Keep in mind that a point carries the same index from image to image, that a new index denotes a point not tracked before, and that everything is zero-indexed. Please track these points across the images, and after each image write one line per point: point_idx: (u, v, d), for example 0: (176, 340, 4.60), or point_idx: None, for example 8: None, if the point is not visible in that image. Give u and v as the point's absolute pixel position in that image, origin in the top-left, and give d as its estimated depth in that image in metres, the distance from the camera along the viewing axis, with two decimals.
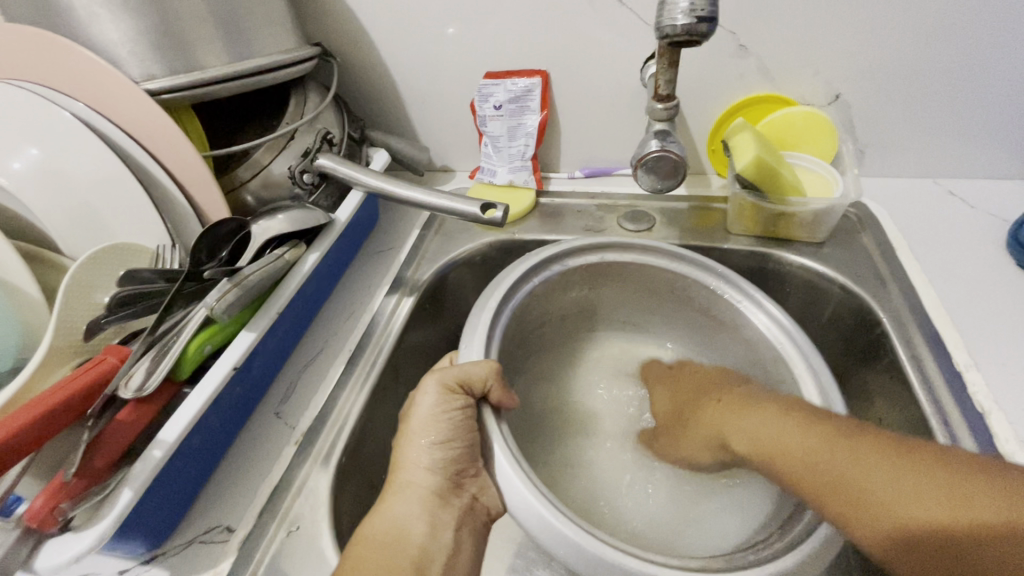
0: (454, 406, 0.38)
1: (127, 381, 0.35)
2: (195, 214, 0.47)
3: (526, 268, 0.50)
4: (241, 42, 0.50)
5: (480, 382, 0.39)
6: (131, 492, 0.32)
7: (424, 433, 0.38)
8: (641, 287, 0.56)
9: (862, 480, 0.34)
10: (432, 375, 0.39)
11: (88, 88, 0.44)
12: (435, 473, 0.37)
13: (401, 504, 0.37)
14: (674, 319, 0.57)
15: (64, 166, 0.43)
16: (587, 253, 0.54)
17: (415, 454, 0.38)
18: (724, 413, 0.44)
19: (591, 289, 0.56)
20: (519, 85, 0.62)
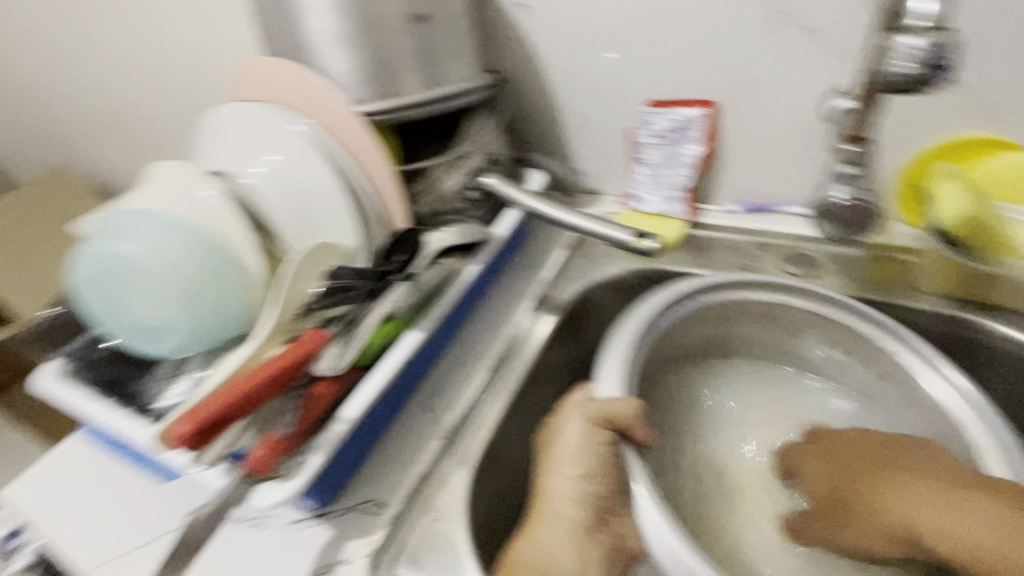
0: (599, 440, 0.41)
1: (322, 360, 0.42)
2: (382, 221, 0.53)
3: (671, 298, 0.50)
4: (434, 72, 0.57)
5: (623, 419, 0.40)
6: (321, 457, 0.38)
7: (570, 464, 0.40)
8: (786, 328, 0.53)
9: (973, 529, 0.36)
10: (576, 409, 0.42)
11: (315, 109, 0.53)
12: (582, 506, 0.38)
13: (548, 535, 0.38)
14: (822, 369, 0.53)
15: (292, 173, 0.52)
16: (727, 290, 0.53)
17: (559, 486, 0.40)
18: (886, 489, 0.41)
19: (722, 328, 0.54)
20: (683, 115, 0.62)
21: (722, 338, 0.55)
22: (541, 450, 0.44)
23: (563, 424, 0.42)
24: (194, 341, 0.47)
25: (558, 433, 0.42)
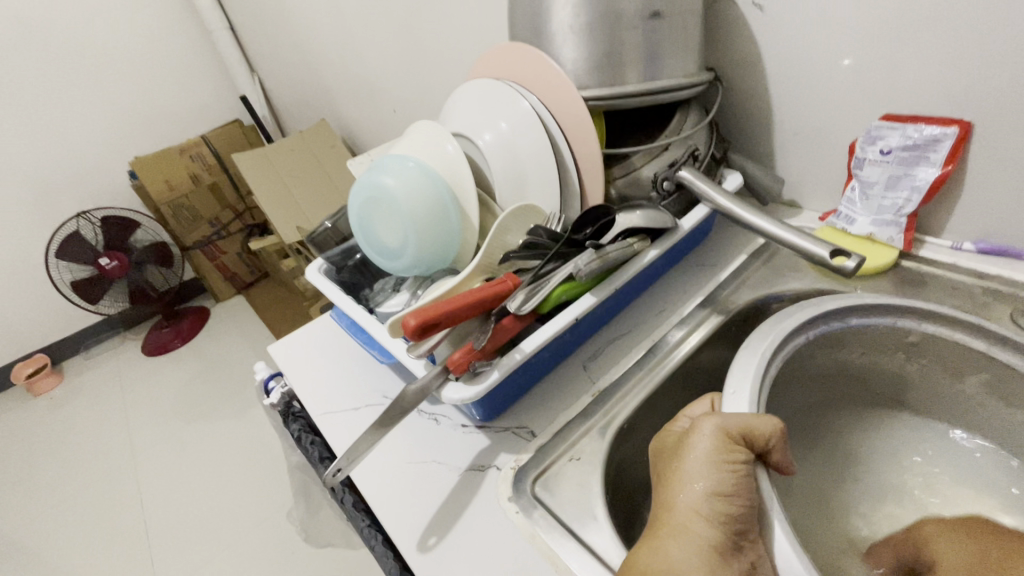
0: (734, 457, 0.35)
1: (513, 300, 0.49)
2: (580, 194, 0.60)
3: (819, 308, 0.50)
4: (656, 65, 0.60)
5: (766, 439, 0.36)
6: (498, 374, 0.46)
7: (700, 477, 0.35)
8: (949, 369, 0.50)
9: None
10: (708, 418, 0.38)
11: (545, 89, 0.60)
12: (715, 527, 0.33)
13: (672, 553, 0.32)
14: (986, 421, 0.49)
15: (515, 143, 0.61)
16: (878, 316, 0.50)
17: (685, 500, 0.34)
18: None
19: (870, 356, 0.53)
20: (926, 133, 0.55)
21: (873, 370, 0.54)
22: (661, 459, 0.39)
23: (692, 433, 0.37)
24: (415, 266, 0.59)
25: (684, 444, 0.37)
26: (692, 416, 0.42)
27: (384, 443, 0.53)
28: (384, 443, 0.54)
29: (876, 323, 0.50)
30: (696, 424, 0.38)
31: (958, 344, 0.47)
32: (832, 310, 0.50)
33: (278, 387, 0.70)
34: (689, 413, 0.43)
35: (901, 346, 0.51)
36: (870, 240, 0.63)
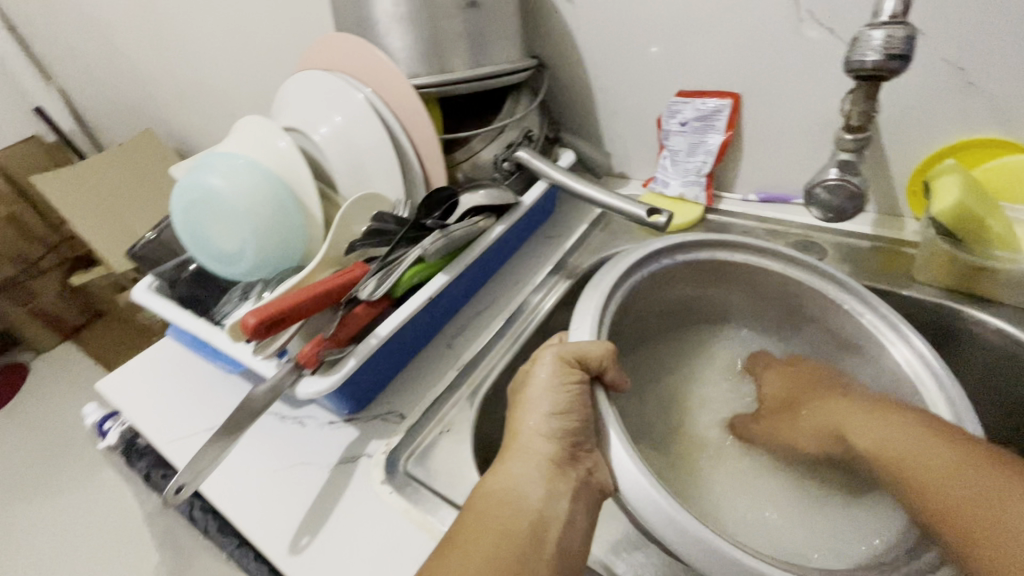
0: (569, 379, 0.41)
1: (363, 287, 0.50)
2: (423, 181, 0.61)
3: (657, 248, 0.53)
4: (480, 52, 0.63)
5: (597, 359, 0.42)
6: (354, 362, 0.47)
7: (541, 402, 0.41)
8: (755, 288, 0.57)
9: (920, 456, 0.39)
10: (549, 349, 0.43)
11: (375, 77, 0.60)
12: (552, 441, 0.39)
13: (518, 468, 0.39)
14: (787, 326, 0.58)
15: (351, 134, 0.60)
16: (700, 252, 0.55)
17: (530, 423, 0.41)
18: (830, 407, 0.49)
19: (698, 288, 0.58)
20: (709, 105, 0.66)
21: (700, 300, 0.60)
22: (515, 390, 0.45)
23: (536, 366, 0.43)
24: (258, 268, 0.56)
25: (530, 375, 0.43)
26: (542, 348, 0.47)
27: (232, 455, 0.51)
28: (236, 449, 0.51)
29: (701, 257, 0.55)
30: (540, 354, 0.44)
31: (760, 268, 0.55)
32: (669, 254, 0.54)
33: (116, 427, 0.61)
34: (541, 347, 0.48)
35: (719, 273, 0.57)
36: (683, 200, 0.73)
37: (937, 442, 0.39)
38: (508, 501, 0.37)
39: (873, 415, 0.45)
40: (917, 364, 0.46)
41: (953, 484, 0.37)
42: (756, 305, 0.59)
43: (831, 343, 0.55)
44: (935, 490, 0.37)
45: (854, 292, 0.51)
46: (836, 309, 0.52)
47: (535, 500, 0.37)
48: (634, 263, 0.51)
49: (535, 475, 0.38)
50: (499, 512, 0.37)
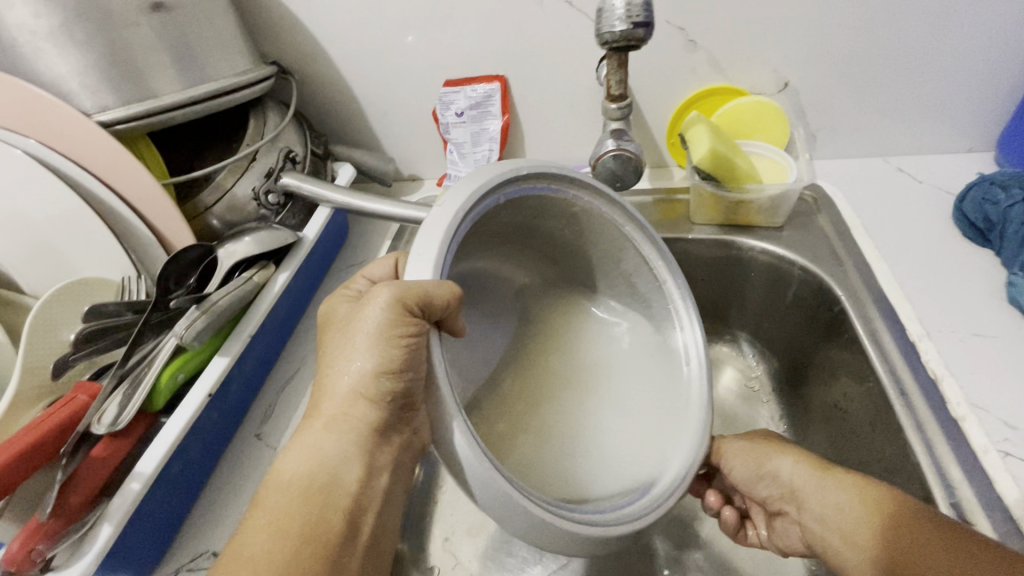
0: (403, 334, 0.32)
1: (99, 418, 0.35)
2: (159, 242, 0.46)
3: (503, 178, 0.38)
4: (195, 67, 0.48)
5: (442, 304, 0.33)
6: (111, 527, 0.33)
7: (368, 357, 0.33)
8: (589, 238, 0.48)
9: (802, 497, 0.44)
10: (386, 286, 0.33)
11: (39, 123, 0.43)
12: (378, 410, 0.34)
13: (332, 438, 0.33)
14: (615, 279, 0.50)
15: (19, 207, 0.42)
16: (558, 186, 0.42)
17: (351, 382, 0.34)
18: (788, 478, 0.45)
19: (540, 219, 0.46)
20: (480, 90, 0.63)
21: (545, 230, 0.48)
22: (332, 339, 0.36)
23: (369, 302, 0.34)
24: None
25: (361, 315, 0.34)
26: (369, 272, 0.42)
27: None
28: None
29: (544, 190, 0.42)
30: (375, 291, 0.33)
31: (602, 218, 0.45)
32: (512, 187, 0.40)
33: None
34: (368, 269, 0.42)
35: (561, 211, 0.45)
36: None
37: (865, 509, 0.38)
38: (319, 478, 0.33)
39: (824, 477, 0.42)
40: (693, 351, 0.47)
41: (833, 518, 0.41)
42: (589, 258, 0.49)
43: (641, 308, 0.50)
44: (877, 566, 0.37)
45: (663, 255, 0.48)
46: (645, 271, 0.48)
47: (352, 479, 0.33)
48: (475, 205, 0.36)
49: (351, 450, 0.33)
50: (307, 492, 0.32)
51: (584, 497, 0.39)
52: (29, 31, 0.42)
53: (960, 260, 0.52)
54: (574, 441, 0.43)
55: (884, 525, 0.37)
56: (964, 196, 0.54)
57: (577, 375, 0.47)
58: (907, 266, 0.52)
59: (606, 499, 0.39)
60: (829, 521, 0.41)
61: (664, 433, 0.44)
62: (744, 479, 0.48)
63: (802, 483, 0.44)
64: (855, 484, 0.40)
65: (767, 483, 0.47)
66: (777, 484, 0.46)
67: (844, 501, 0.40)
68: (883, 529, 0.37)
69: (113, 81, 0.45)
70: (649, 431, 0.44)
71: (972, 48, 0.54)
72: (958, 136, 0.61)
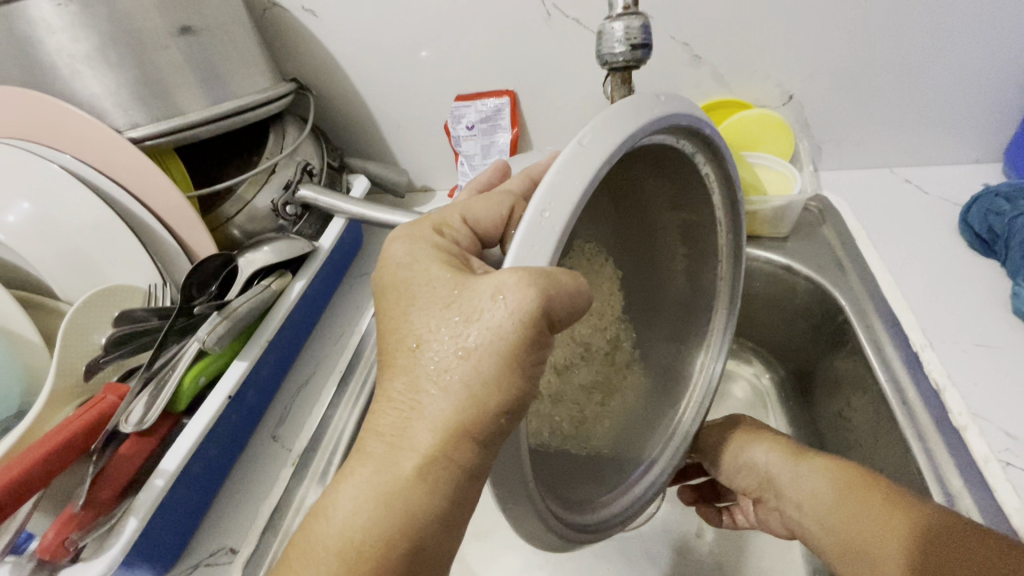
0: (532, 360, 0.27)
1: (127, 417, 0.38)
2: (183, 251, 0.49)
3: (656, 129, 0.31)
4: (219, 87, 0.51)
5: (572, 306, 0.28)
6: (137, 520, 0.35)
7: (491, 388, 0.27)
8: (675, 202, 0.43)
9: (779, 483, 0.45)
10: (522, 285, 0.25)
11: (77, 142, 0.46)
12: (483, 455, 0.27)
13: (426, 493, 0.28)
14: (660, 255, 0.47)
15: (55, 218, 0.45)
16: (691, 142, 0.36)
17: (455, 413, 0.27)
18: (770, 462, 0.46)
19: (642, 166, 0.39)
20: (489, 105, 0.66)
21: (639, 174, 0.41)
22: (436, 336, 0.28)
23: (499, 299, 0.26)
24: None
25: (480, 317, 0.27)
26: (472, 217, 0.32)
27: None
28: None
29: (678, 147, 0.35)
30: (511, 288, 0.25)
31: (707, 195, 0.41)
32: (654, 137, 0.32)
33: None
34: (472, 210, 0.32)
35: (660, 162, 0.38)
36: None
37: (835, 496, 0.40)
38: (403, 535, 0.27)
39: (797, 465, 0.44)
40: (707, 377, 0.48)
41: (807, 504, 0.42)
42: (659, 220, 0.45)
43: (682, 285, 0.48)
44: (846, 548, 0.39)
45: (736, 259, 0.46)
46: (711, 263, 0.46)
47: (430, 534, 0.28)
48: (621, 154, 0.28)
49: (441, 496, 0.28)
50: (386, 552, 0.27)
51: (590, 474, 0.42)
52: (68, 54, 0.45)
53: (965, 271, 0.52)
54: (576, 414, 0.43)
55: (861, 512, 0.38)
56: (969, 207, 0.54)
57: (598, 340, 0.46)
58: (911, 275, 0.53)
59: (611, 471, 0.43)
60: (802, 505, 0.43)
61: (652, 428, 0.47)
62: (723, 472, 0.49)
63: (777, 472, 0.45)
64: (837, 469, 0.42)
65: (745, 475, 0.48)
66: (754, 474, 0.47)
67: (820, 491, 0.42)
68: (862, 517, 0.38)
69: (143, 100, 0.47)
70: (641, 417, 0.48)
71: (977, 60, 0.54)
72: (965, 145, 0.61)
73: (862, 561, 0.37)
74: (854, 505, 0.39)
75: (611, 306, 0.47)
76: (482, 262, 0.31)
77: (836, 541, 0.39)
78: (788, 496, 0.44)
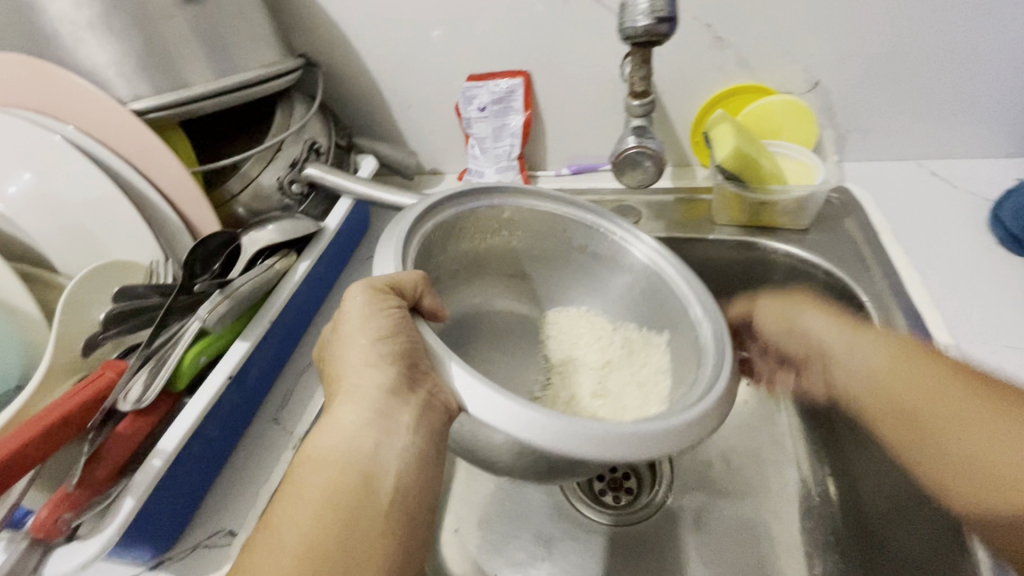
0: (399, 306, 0.35)
1: (126, 394, 0.37)
2: (186, 228, 0.47)
3: (415, 221, 0.43)
4: (226, 59, 0.49)
5: (415, 285, 0.37)
6: (133, 501, 0.34)
7: (370, 335, 0.34)
8: (551, 244, 0.51)
9: (821, 349, 0.47)
10: (356, 287, 0.36)
11: (80, 111, 0.45)
12: (391, 379, 0.33)
13: (364, 424, 0.32)
14: (567, 257, 0.52)
15: (57, 190, 0.44)
16: (476, 202, 0.48)
17: (361, 357, 0.33)
18: (817, 321, 0.47)
19: (504, 219, 0.49)
20: (502, 86, 0.63)
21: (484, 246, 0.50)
22: (336, 333, 0.36)
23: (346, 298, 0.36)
24: None
25: (343, 312, 0.36)
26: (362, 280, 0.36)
27: None
28: None
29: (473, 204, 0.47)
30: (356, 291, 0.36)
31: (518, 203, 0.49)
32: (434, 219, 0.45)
33: None
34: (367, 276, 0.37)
35: (512, 219, 0.49)
36: None
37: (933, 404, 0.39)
38: (394, 500, 0.31)
39: (852, 338, 0.44)
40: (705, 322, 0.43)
41: (850, 386, 0.44)
42: (536, 259, 0.52)
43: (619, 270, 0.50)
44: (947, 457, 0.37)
45: (617, 222, 0.50)
46: (601, 238, 0.50)
47: (388, 459, 0.31)
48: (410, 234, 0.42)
49: (381, 427, 0.32)
50: (387, 519, 0.30)
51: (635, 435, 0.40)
52: (71, 21, 0.44)
53: (995, 270, 0.50)
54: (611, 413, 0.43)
55: (916, 393, 0.39)
56: (1003, 202, 0.52)
57: (606, 352, 0.49)
58: (939, 273, 0.51)
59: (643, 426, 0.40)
60: (847, 388, 0.45)
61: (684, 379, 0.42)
62: (766, 323, 0.50)
63: (830, 343, 0.45)
64: (877, 334, 0.43)
65: (796, 339, 0.49)
66: (805, 340, 0.48)
67: (857, 368, 0.43)
68: (920, 403, 0.39)
69: (146, 71, 0.46)
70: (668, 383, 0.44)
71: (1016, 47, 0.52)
72: (999, 138, 0.58)
73: (924, 445, 0.39)
74: (908, 390, 0.40)
75: (579, 330, 0.51)
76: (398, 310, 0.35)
77: (896, 413, 0.41)
78: (830, 361, 0.46)
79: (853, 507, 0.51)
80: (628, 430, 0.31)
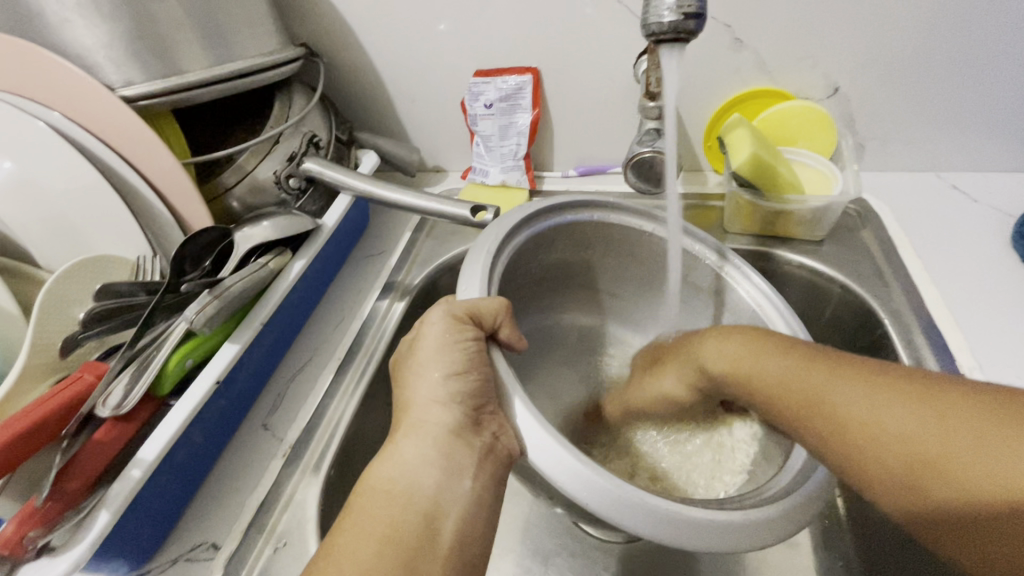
0: (475, 334, 0.35)
1: (105, 400, 0.35)
2: (176, 222, 0.45)
3: (519, 224, 0.45)
4: (222, 45, 0.47)
5: (492, 313, 0.36)
6: (109, 514, 0.32)
7: (441, 367, 0.34)
8: (639, 265, 0.53)
9: (805, 387, 0.34)
10: (439, 305, 0.37)
11: (66, 96, 0.42)
12: (460, 418, 0.34)
13: (426, 463, 0.33)
14: (651, 283, 0.54)
15: (39, 180, 0.42)
16: (583, 211, 0.49)
17: (433, 391, 0.34)
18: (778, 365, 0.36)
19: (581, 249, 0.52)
20: (510, 83, 0.61)
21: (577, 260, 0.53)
22: (410, 362, 0.37)
23: (426, 322, 0.37)
24: None
25: (422, 339, 0.36)
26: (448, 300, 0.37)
27: None
28: None
29: (574, 217, 0.49)
30: (437, 314, 0.36)
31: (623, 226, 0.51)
32: (530, 230, 0.46)
33: None
34: (452, 299, 0.37)
35: (608, 237, 0.51)
36: (506, 187, 0.68)
37: (941, 418, 0.28)
38: (450, 548, 0.31)
39: (762, 353, 0.37)
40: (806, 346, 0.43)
41: (848, 423, 0.31)
42: (619, 275, 0.54)
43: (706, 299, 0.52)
44: (971, 486, 0.26)
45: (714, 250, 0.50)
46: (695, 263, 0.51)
47: (451, 501, 0.32)
48: (508, 238, 0.43)
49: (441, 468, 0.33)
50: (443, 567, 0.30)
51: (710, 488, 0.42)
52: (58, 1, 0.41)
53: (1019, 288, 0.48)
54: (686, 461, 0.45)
55: (923, 445, 0.29)
56: None
57: None
58: (959, 290, 0.49)
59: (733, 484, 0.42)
60: (838, 423, 0.32)
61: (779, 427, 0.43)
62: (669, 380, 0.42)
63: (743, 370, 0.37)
64: (910, 392, 0.30)
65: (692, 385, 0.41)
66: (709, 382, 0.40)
67: (892, 404, 0.30)
68: (873, 457, 0.30)
69: (136, 55, 0.43)
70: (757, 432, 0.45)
71: None
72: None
73: (942, 482, 0.28)
74: (883, 444, 0.30)
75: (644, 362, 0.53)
76: (476, 334, 0.36)
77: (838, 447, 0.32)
78: (825, 413, 0.33)
79: (860, 531, 0.49)
80: (700, 516, 0.30)
